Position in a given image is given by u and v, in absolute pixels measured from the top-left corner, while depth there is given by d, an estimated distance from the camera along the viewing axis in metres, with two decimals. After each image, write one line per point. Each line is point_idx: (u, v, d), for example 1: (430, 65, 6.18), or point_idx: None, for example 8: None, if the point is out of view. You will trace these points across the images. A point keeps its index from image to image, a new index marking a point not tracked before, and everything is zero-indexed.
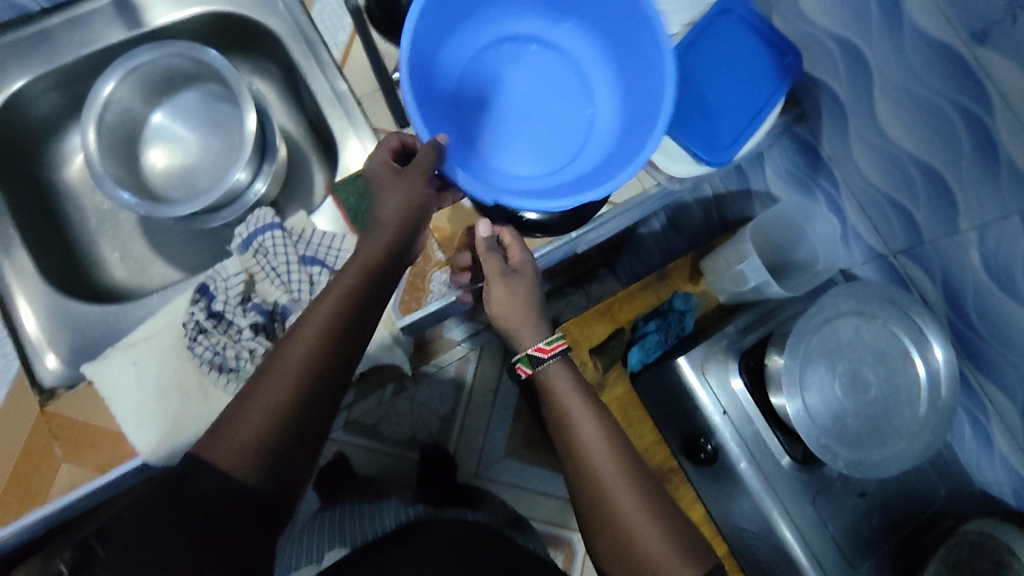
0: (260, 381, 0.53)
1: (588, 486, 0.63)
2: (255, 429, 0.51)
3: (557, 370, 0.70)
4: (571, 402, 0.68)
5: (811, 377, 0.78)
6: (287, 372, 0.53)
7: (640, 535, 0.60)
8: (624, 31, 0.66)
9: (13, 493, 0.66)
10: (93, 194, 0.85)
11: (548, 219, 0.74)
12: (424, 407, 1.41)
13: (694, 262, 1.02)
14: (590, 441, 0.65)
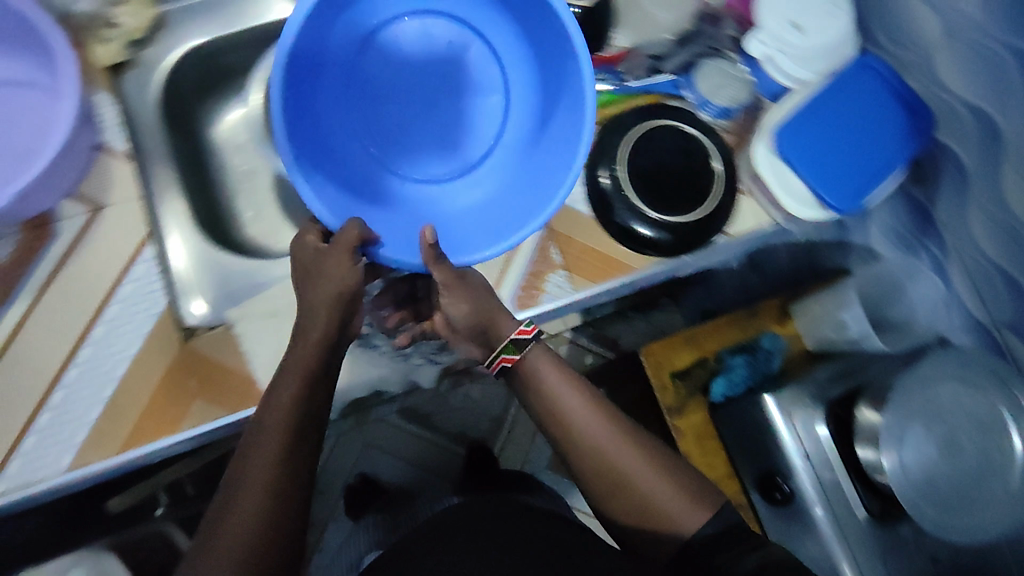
0: (234, 488, 0.55)
1: (594, 459, 0.67)
2: (243, 526, 0.52)
3: (539, 358, 0.70)
4: (555, 382, 0.69)
5: (910, 434, 0.79)
6: (259, 467, 0.55)
7: (650, 492, 0.66)
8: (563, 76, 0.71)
9: (146, 422, 0.71)
10: (236, 154, 0.88)
11: (661, 239, 0.80)
12: (477, 405, 1.42)
13: (785, 304, 1.03)
14: (582, 425, 0.68)
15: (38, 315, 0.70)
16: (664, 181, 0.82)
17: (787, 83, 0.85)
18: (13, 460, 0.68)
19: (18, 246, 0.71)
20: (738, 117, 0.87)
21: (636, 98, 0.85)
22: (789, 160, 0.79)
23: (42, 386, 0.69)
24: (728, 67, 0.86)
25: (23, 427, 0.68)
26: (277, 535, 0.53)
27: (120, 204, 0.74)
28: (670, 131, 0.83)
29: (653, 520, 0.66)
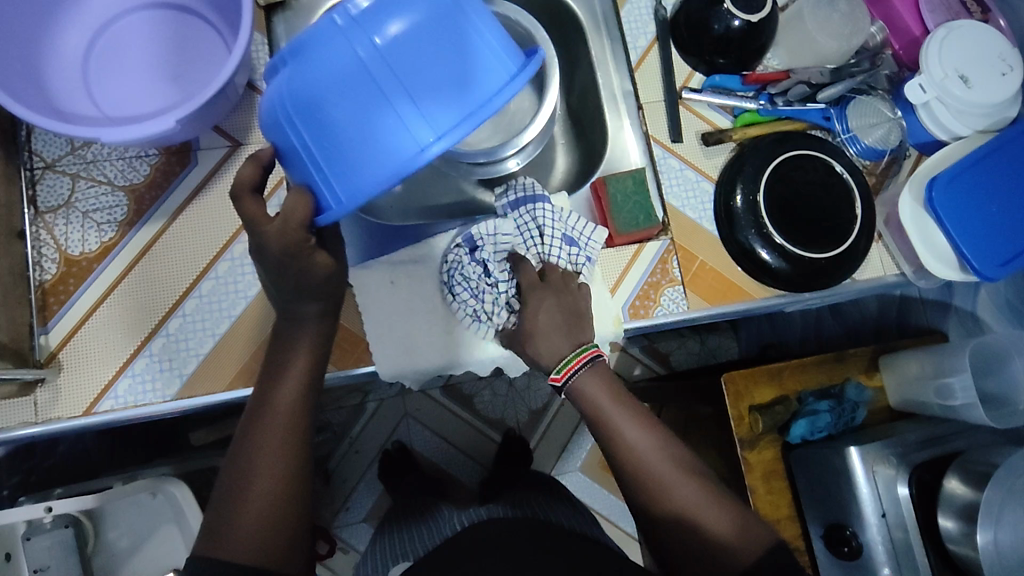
0: (246, 466, 0.58)
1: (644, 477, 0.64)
2: (258, 508, 0.56)
3: (586, 382, 0.67)
4: (608, 405, 0.67)
5: (1007, 515, 0.77)
6: (268, 454, 0.58)
7: (704, 521, 0.63)
8: None
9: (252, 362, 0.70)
10: None
11: (783, 268, 0.77)
12: (520, 394, 1.31)
13: (875, 355, 1.02)
14: (636, 444, 0.66)
15: (165, 240, 0.71)
16: (799, 212, 0.79)
17: (941, 135, 0.81)
18: (120, 380, 0.68)
19: (157, 167, 0.72)
20: (883, 159, 0.84)
21: (781, 121, 0.83)
22: (937, 215, 0.77)
23: (161, 310, 0.69)
24: (880, 108, 0.82)
25: (137, 347, 0.68)
26: (290, 520, 0.57)
27: (257, 145, 0.75)
28: (811, 161, 0.80)
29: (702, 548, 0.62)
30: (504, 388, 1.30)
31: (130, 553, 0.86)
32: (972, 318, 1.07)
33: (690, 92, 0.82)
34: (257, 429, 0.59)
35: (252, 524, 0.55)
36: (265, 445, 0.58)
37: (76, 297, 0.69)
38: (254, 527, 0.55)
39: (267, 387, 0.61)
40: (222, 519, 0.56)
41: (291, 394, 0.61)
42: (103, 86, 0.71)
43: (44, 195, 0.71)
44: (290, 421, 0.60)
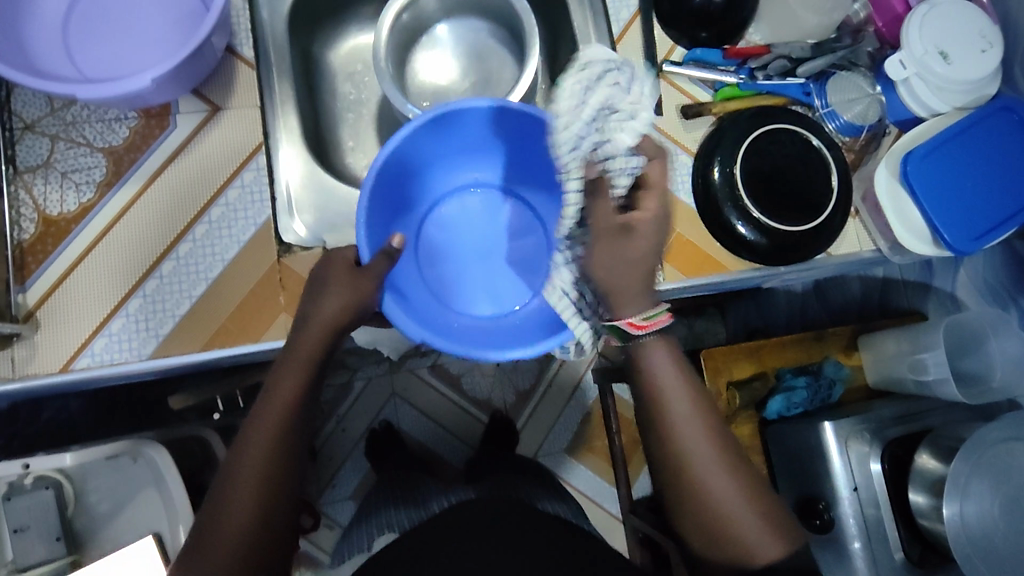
0: (217, 508, 0.57)
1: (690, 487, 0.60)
2: (239, 523, 0.56)
3: (657, 351, 0.63)
4: (673, 390, 0.62)
5: (974, 487, 0.77)
6: (240, 497, 0.57)
7: (745, 535, 0.59)
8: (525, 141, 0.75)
9: (230, 324, 0.71)
10: (346, 83, 0.88)
11: (757, 240, 0.77)
12: (506, 373, 1.31)
13: (854, 334, 1.03)
14: (683, 422, 0.61)
15: (144, 201, 0.71)
16: (776, 185, 0.79)
17: (919, 113, 0.82)
18: (97, 339, 0.68)
19: (135, 130, 0.73)
20: (862, 135, 0.84)
21: (761, 96, 0.83)
22: (912, 189, 0.77)
23: (138, 272, 0.70)
24: (860, 84, 0.83)
25: (114, 307, 0.69)
26: (248, 571, 0.55)
27: (237, 109, 0.75)
28: (788, 135, 0.80)
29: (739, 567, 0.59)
30: (491, 368, 1.31)
31: (110, 517, 0.86)
32: (952, 299, 1.07)
33: (671, 65, 0.83)
34: (252, 431, 0.59)
35: (214, 574, 0.54)
36: (257, 446, 0.58)
37: (53, 257, 0.69)
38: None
39: (255, 421, 0.60)
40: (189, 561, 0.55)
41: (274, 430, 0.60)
42: (82, 47, 0.71)
43: (23, 155, 0.71)
44: (284, 424, 0.60)
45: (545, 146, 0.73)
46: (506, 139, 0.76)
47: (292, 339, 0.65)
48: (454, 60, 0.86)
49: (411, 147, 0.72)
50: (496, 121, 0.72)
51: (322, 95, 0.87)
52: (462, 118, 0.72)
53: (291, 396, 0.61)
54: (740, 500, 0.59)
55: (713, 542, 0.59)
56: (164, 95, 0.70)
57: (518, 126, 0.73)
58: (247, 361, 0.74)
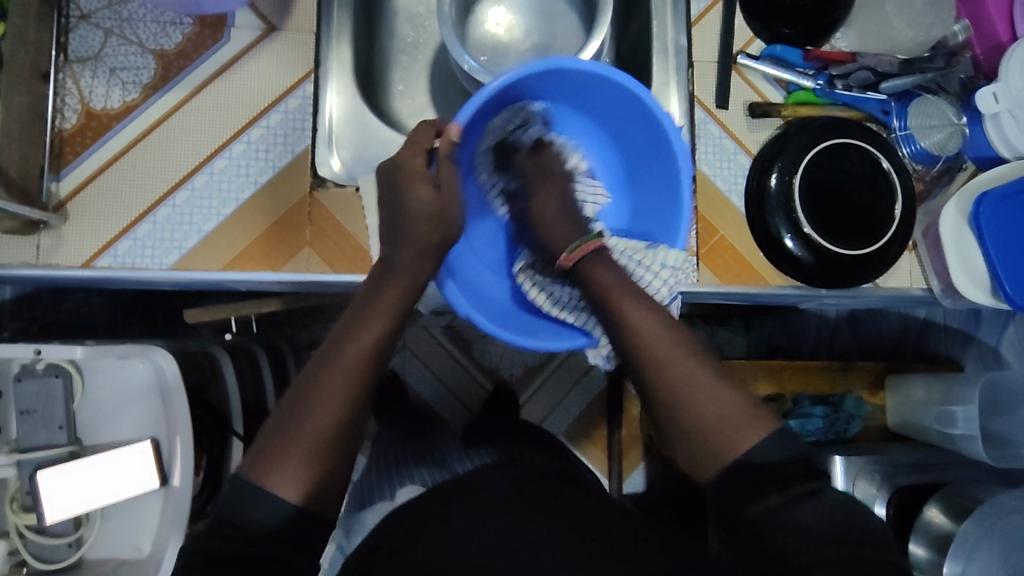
0: (303, 413, 0.55)
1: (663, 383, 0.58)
2: (303, 457, 0.53)
3: (593, 266, 0.66)
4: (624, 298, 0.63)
5: (982, 551, 0.74)
6: (330, 401, 0.55)
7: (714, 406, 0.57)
8: (621, 112, 0.72)
9: (253, 249, 0.70)
10: (406, 24, 0.85)
11: (804, 256, 0.73)
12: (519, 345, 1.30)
13: (882, 372, 0.98)
14: (638, 322, 0.61)
15: (187, 110, 0.70)
16: (834, 203, 0.74)
17: (1004, 152, 0.75)
18: (122, 241, 0.68)
19: (189, 37, 0.71)
20: (936, 166, 0.79)
21: (836, 107, 0.78)
22: (980, 233, 0.72)
23: (171, 180, 0.69)
24: (945, 111, 0.78)
25: (142, 212, 0.69)
26: (334, 469, 0.54)
27: (293, 32, 0.73)
28: (858, 154, 0.75)
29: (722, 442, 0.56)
30: None
31: (113, 416, 0.88)
32: (992, 354, 1.02)
33: (747, 58, 0.78)
34: (329, 364, 0.57)
35: (297, 471, 0.52)
36: (334, 381, 0.56)
37: (91, 152, 0.69)
38: (306, 471, 0.52)
39: (347, 329, 0.59)
40: (270, 459, 0.53)
41: (364, 344, 0.58)
42: None
43: (75, 45, 0.70)
44: (364, 363, 0.57)
45: (629, 123, 0.73)
46: (602, 101, 0.72)
47: (376, 287, 0.63)
48: (519, 16, 0.82)
49: (521, 83, 0.69)
50: (604, 93, 0.71)
51: (380, 31, 0.84)
52: (576, 80, 0.70)
53: (387, 317, 0.61)
54: (710, 384, 0.58)
55: (697, 431, 0.57)
56: (223, 5, 0.69)
57: (618, 97, 0.70)
58: (264, 288, 0.74)
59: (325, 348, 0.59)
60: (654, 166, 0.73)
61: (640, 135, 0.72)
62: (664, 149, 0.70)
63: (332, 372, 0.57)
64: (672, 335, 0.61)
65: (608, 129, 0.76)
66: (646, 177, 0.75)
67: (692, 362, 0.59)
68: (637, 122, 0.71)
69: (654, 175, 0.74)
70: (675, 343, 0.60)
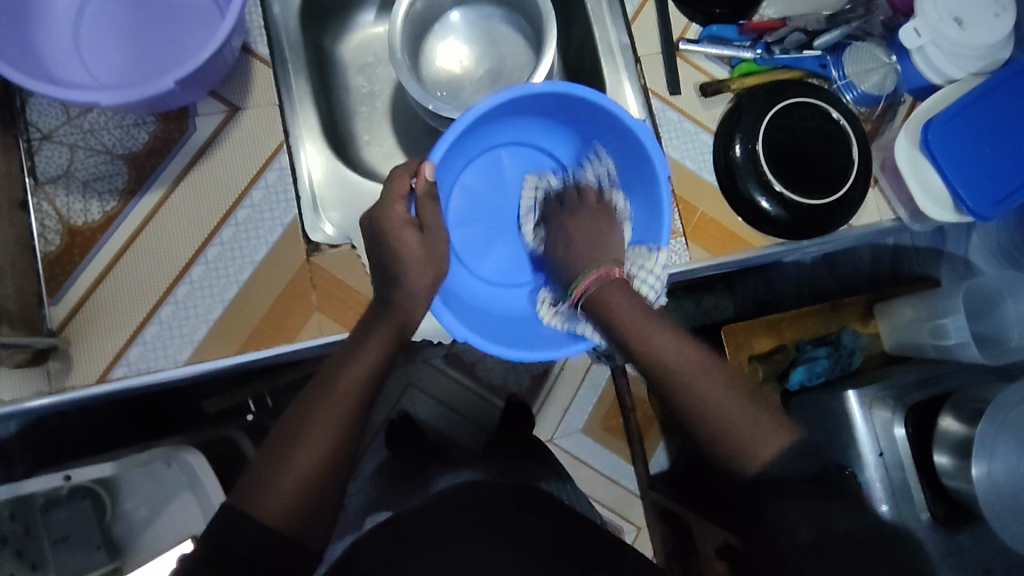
0: (289, 443, 0.57)
1: (688, 396, 0.61)
2: (290, 484, 0.55)
3: (606, 294, 0.67)
4: (643, 331, 0.64)
5: (1000, 447, 0.79)
6: (315, 429, 0.57)
7: (735, 422, 0.60)
8: (592, 117, 0.75)
9: (265, 326, 0.71)
10: (358, 75, 0.87)
11: (781, 214, 0.78)
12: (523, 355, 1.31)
13: (869, 303, 1.04)
14: (658, 345, 0.63)
15: (170, 205, 0.71)
16: (797, 158, 0.79)
17: (935, 80, 0.81)
18: (132, 347, 0.68)
19: (155, 134, 0.72)
20: (879, 105, 0.84)
21: (779, 70, 0.83)
22: (932, 156, 0.78)
23: (168, 277, 0.69)
24: (876, 53, 0.82)
25: (146, 315, 0.69)
26: (317, 502, 0.56)
27: (257, 108, 0.74)
28: (807, 109, 0.80)
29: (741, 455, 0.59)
30: None
31: (147, 522, 0.86)
32: (964, 263, 1.09)
33: (688, 43, 0.82)
34: (318, 402, 0.59)
35: (284, 500, 0.55)
36: (323, 415, 0.58)
37: (83, 267, 0.69)
38: (286, 500, 0.55)
39: (335, 369, 0.62)
40: (258, 482, 0.56)
41: (356, 379, 0.61)
42: (97, 53, 0.70)
43: (43, 166, 0.70)
44: (351, 398, 0.60)
45: (603, 127, 0.75)
46: (571, 110, 0.75)
47: (368, 330, 0.65)
48: (465, 46, 0.85)
49: (495, 107, 0.72)
50: (586, 111, 0.74)
51: (334, 88, 0.86)
52: (560, 99, 0.73)
53: (375, 349, 0.63)
54: (723, 398, 0.61)
55: (724, 446, 0.60)
56: (184, 97, 0.69)
57: (588, 106, 0.73)
58: (281, 361, 0.74)
59: (315, 386, 0.61)
60: (633, 165, 0.76)
61: (619, 144, 0.76)
62: (640, 150, 0.73)
63: (320, 408, 0.59)
64: (692, 357, 0.62)
65: (597, 144, 0.79)
66: (631, 196, 0.78)
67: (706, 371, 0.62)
68: (611, 127, 0.74)
69: (639, 190, 0.76)
70: (695, 365, 0.62)
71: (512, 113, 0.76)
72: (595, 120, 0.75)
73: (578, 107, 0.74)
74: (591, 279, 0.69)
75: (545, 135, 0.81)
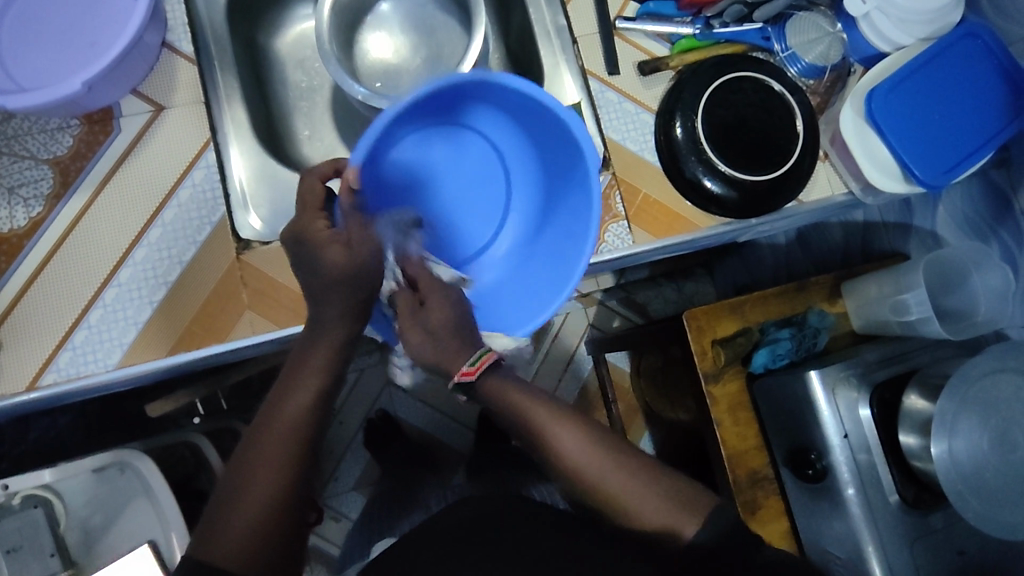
0: (233, 494, 0.53)
1: (571, 476, 0.59)
2: (239, 531, 0.52)
3: (493, 384, 0.61)
4: (543, 426, 0.60)
5: (962, 422, 0.76)
6: (262, 476, 0.54)
7: (635, 506, 0.58)
8: (526, 107, 0.70)
9: (197, 327, 0.70)
10: (296, 70, 0.86)
11: (726, 194, 0.76)
12: None
13: (837, 282, 1.01)
14: (563, 438, 0.59)
15: (95, 208, 0.70)
16: (739, 135, 0.77)
17: (882, 48, 0.79)
18: (62, 353, 0.67)
19: (79, 137, 0.71)
20: (826, 77, 0.82)
21: (719, 45, 0.81)
22: (878, 126, 0.76)
23: (95, 281, 0.69)
24: (821, 23, 0.80)
25: (75, 319, 0.68)
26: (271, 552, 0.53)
27: (182, 106, 0.73)
28: (751, 84, 0.78)
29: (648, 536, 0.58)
30: None
31: (99, 531, 0.86)
32: (931, 237, 1.03)
33: (624, 21, 0.80)
34: (260, 439, 0.56)
35: (234, 557, 0.51)
36: (267, 453, 0.55)
37: (9, 274, 0.68)
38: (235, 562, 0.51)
39: (280, 395, 0.58)
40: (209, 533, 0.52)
41: (302, 405, 0.58)
42: (16, 56, 0.69)
43: None
44: (296, 427, 0.56)
45: (537, 119, 0.71)
46: (504, 98, 0.70)
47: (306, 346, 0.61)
48: (400, 36, 0.83)
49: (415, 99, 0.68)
50: (518, 103, 0.70)
51: (272, 85, 0.85)
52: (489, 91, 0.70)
53: (318, 380, 0.59)
54: (629, 482, 0.58)
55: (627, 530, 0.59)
56: (102, 96, 0.69)
57: (519, 97, 0.68)
58: (217, 362, 0.73)
59: (257, 417, 0.58)
60: (565, 157, 0.72)
61: (551, 136, 0.71)
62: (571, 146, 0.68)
63: (264, 449, 0.55)
64: (614, 462, 0.59)
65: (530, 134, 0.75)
66: (559, 199, 0.75)
67: (613, 457, 0.59)
68: (546, 121, 0.70)
69: (570, 193, 0.73)
70: (613, 469, 0.59)
71: (441, 101, 0.72)
72: (529, 111, 0.70)
73: (510, 96, 0.69)
74: (485, 360, 0.61)
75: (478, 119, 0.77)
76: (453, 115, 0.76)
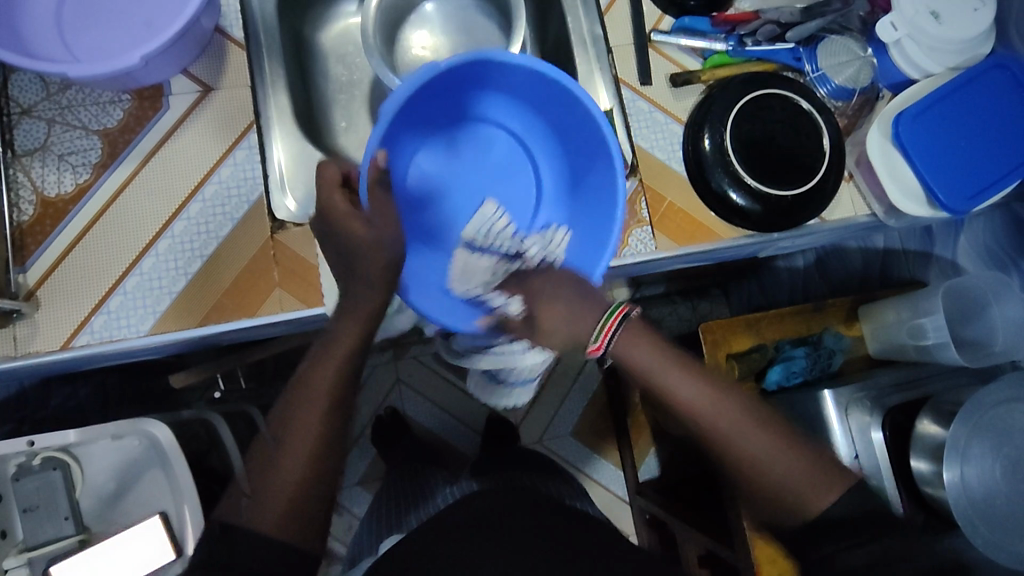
0: (276, 451, 0.61)
1: (706, 432, 0.66)
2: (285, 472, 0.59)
3: (624, 342, 0.68)
4: (673, 380, 0.67)
5: (975, 449, 0.76)
6: (302, 427, 0.60)
7: (771, 464, 0.65)
8: (535, 87, 0.73)
9: (229, 301, 0.72)
10: (337, 64, 0.89)
11: (751, 207, 0.77)
12: None
13: (854, 305, 1.02)
14: (679, 385, 0.67)
15: (139, 180, 0.73)
16: (767, 149, 0.78)
17: (911, 75, 0.80)
18: (96, 317, 0.70)
19: (129, 111, 0.74)
20: (854, 99, 0.83)
21: (750, 63, 0.83)
22: (905, 150, 0.77)
23: (135, 250, 0.71)
24: (851, 47, 0.82)
25: (111, 285, 0.70)
26: (310, 488, 0.60)
27: (229, 89, 0.76)
28: (778, 100, 0.79)
29: (783, 497, 0.65)
30: None
31: (114, 499, 0.87)
32: (952, 267, 1.05)
33: (659, 34, 0.83)
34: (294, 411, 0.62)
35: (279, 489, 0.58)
36: (300, 413, 0.61)
37: (52, 238, 0.71)
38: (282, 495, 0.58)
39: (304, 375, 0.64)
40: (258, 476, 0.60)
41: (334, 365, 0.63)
42: (78, 32, 0.73)
43: (21, 139, 0.73)
44: (326, 395, 0.62)
45: (547, 95, 0.73)
46: (514, 81, 0.74)
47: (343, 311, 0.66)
48: (440, 36, 0.86)
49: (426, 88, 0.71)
50: (542, 87, 0.72)
51: (314, 77, 0.88)
52: (505, 75, 0.73)
53: (352, 342, 0.64)
54: (769, 446, 0.65)
55: (760, 491, 0.66)
56: (155, 74, 0.72)
57: (528, 77, 0.72)
58: (243, 337, 0.75)
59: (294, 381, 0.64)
60: (582, 130, 0.73)
61: (564, 110, 0.73)
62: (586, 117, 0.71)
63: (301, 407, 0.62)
64: (742, 419, 0.66)
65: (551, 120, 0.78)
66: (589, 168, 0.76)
67: (747, 423, 0.66)
68: (557, 98, 0.72)
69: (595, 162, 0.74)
70: (745, 427, 0.66)
71: (454, 95, 0.75)
72: (539, 90, 0.73)
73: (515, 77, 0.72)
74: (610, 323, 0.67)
75: (496, 113, 0.80)
76: (473, 106, 0.78)
